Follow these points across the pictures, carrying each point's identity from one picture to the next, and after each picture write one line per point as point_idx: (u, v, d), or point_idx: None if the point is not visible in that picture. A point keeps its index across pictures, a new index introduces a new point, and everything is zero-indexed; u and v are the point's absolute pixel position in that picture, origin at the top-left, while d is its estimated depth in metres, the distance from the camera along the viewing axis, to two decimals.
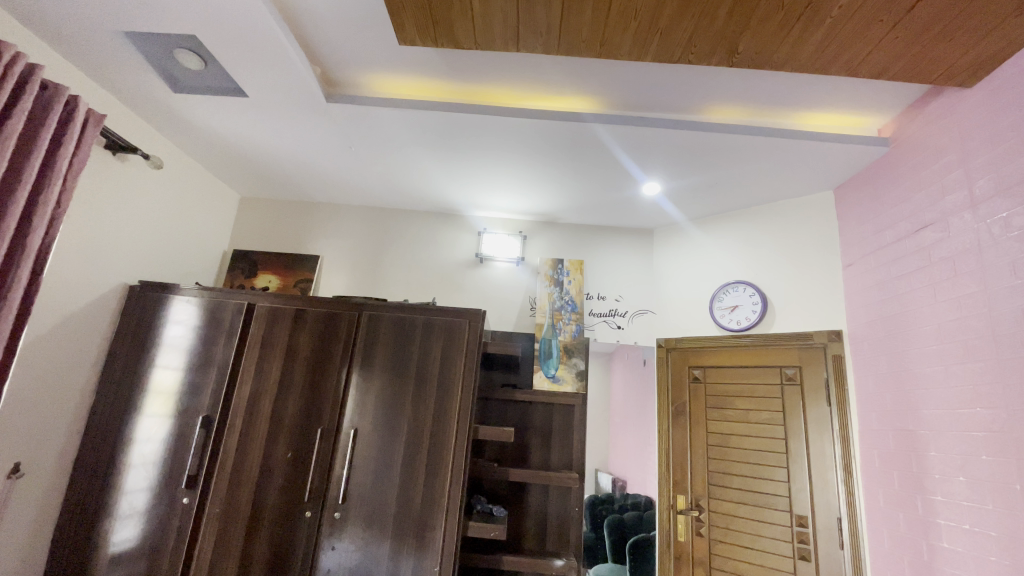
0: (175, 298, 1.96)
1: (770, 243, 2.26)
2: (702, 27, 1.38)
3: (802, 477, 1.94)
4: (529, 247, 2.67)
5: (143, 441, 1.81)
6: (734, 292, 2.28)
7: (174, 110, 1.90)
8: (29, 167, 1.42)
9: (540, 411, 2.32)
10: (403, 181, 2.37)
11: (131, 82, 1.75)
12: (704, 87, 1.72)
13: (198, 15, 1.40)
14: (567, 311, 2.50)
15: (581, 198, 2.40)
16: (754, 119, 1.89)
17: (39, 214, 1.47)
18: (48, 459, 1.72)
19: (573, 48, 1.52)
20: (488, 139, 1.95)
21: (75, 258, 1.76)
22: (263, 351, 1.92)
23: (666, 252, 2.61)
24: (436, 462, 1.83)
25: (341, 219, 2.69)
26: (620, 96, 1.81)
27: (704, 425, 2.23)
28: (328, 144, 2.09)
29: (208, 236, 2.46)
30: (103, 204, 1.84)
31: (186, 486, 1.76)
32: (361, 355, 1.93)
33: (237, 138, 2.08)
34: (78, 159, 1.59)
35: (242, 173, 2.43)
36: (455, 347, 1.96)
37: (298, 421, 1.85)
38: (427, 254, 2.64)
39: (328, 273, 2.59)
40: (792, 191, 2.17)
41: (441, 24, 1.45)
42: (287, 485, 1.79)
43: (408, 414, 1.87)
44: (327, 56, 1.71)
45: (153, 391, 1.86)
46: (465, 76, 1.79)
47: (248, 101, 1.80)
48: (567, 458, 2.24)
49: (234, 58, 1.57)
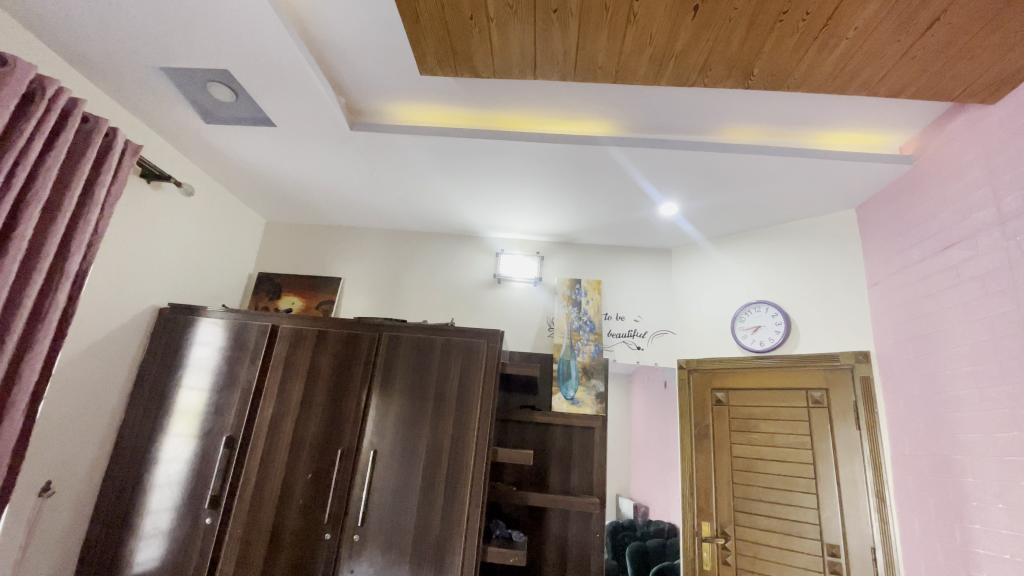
0: (202, 320, 2.02)
1: (791, 261, 2.22)
2: (717, 50, 1.40)
3: (833, 503, 1.87)
4: (547, 268, 2.68)
5: (169, 460, 1.84)
6: (756, 312, 2.24)
7: (205, 140, 1.99)
8: (70, 195, 1.50)
9: (559, 434, 2.29)
10: (423, 204, 2.42)
11: (167, 114, 1.84)
12: (721, 108, 1.73)
13: (229, 51, 1.48)
14: (586, 331, 2.49)
15: (599, 218, 2.41)
16: (772, 140, 1.89)
17: (78, 241, 1.54)
18: (77, 478, 1.76)
19: (590, 75, 1.56)
20: (505, 163, 1.99)
21: (109, 283, 1.83)
22: (286, 372, 1.95)
23: (686, 272, 2.59)
24: (455, 485, 1.81)
25: (362, 242, 2.75)
26: (635, 118, 1.83)
27: (728, 449, 2.17)
28: (351, 170, 2.14)
29: (234, 260, 2.53)
30: (137, 230, 1.92)
31: (209, 506, 1.77)
32: (380, 376, 1.95)
33: (264, 166, 2.16)
34: (115, 188, 1.67)
35: (268, 199, 2.51)
36: (473, 368, 1.96)
37: (318, 442, 1.87)
38: (445, 275, 2.67)
39: (349, 294, 2.64)
40: (812, 210, 2.15)
41: (461, 55, 1.50)
42: (307, 506, 1.80)
43: (427, 435, 1.87)
44: (351, 87, 1.77)
45: (179, 411, 1.90)
46: (484, 103, 1.83)
47: (275, 130, 1.88)
48: (587, 482, 2.20)
49: (264, 89, 1.64)
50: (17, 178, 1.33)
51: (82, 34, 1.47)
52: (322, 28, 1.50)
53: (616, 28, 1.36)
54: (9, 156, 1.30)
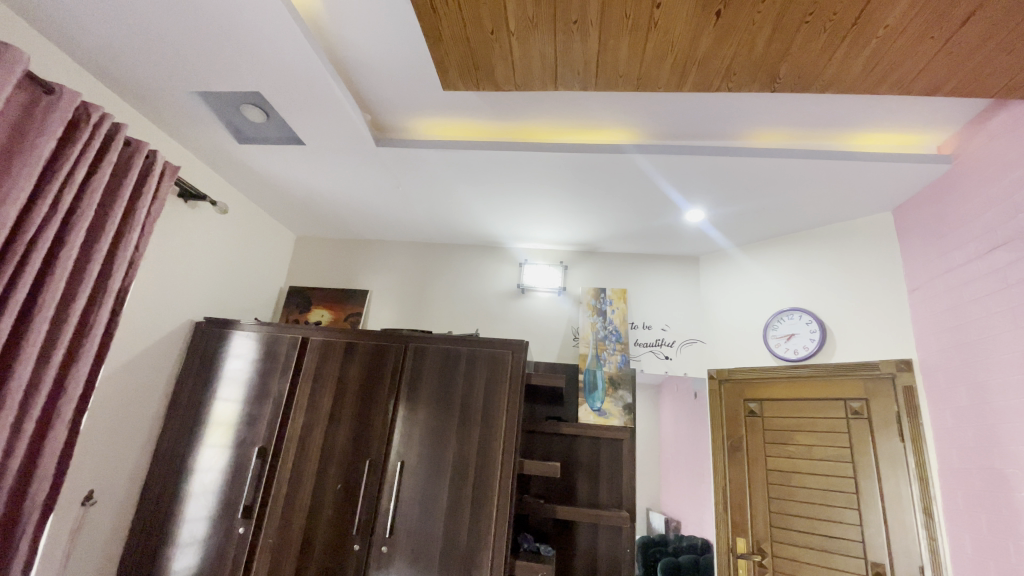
0: (236, 333, 2.08)
1: (825, 266, 2.16)
2: (741, 54, 1.38)
3: (876, 519, 1.78)
4: (571, 277, 2.67)
5: (205, 470, 1.89)
6: (789, 320, 2.17)
7: (239, 160, 2.07)
8: (114, 215, 1.58)
9: (586, 446, 2.26)
10: (448, 217, 2.45)
11: (203, 136, 1.92)
12: (746, 113, 1.71)
13: (260, 74, 1.54)
14: (612, 340, 2.46)
15: (623, 226, 2.39)
16: (800, 143, 1.84)
17: (120, 259, 1.61)
18: (118, 488, 1.82)
19: (611, 84, 1.56)
20: (528, 174, 2.00)
21: (149, 298, 1.90)
22: (316, 384, 1.99)
23: (714, 279, 2.54)
24: (482, 498, 1.80)
25: (388, 255, 2.79)
26: (658, 125, 1.81)
27: (764, 462, 2.10)
28: (377, 185, 2.19)
29: (266, 274, 2.61)
30: (175, 248, 2.00)
31: (242, 516, 1.81)
32: (407, 387, 1.97)
33: (294, 182, 2.23)
34: (155, 208, 1.75)
35: (298, 216, 2.59)
36: (498, 379, 1.95)
37: (347, 453, 1.89)
38: (470, 286, 2.69)
39: (377, 306, 2.68)
40: (845, 213, 2.09)
41: (483, 69, 1.53)
42: (337, 516, 1.82)
43: (453, 446, 1.87)
44: (376, 104, 1.82)
45: (214, 422, 1.95)
46: (506, 115, 1.85)
47: (304, 148, 1.93)
48: (616, 495, 2.16)
49: (293, 109, 1.70)
50: (65, 199, 1.41)
51: (125, 63, 1.55)
52: (347, 48, 1.55)
53: (637, 37, 1.35)
54: (58, 179, 1.38)
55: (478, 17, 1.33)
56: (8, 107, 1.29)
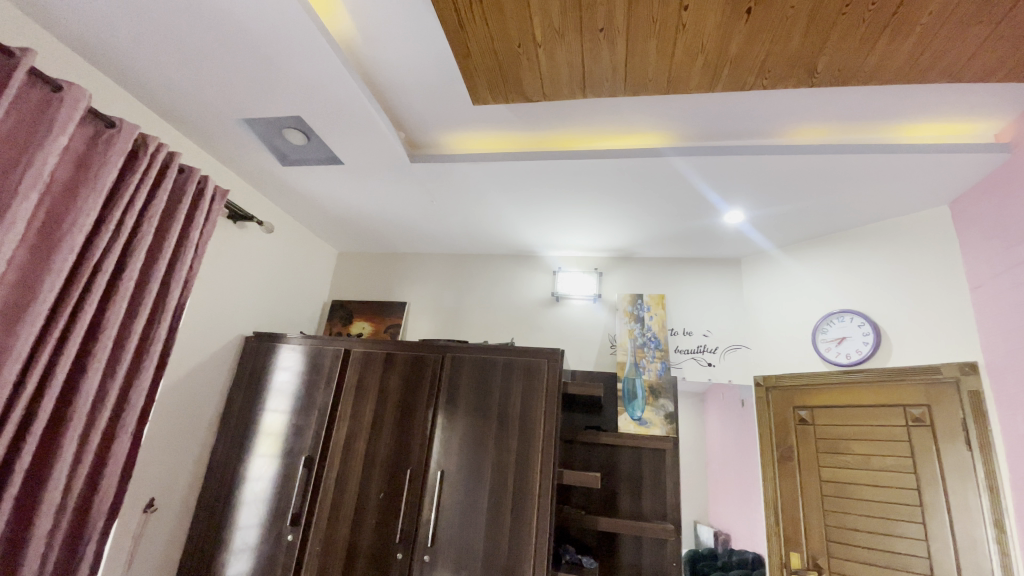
0: (283, 346, 2.17)
1: (876, 264, 2.05)
2: (775, 50, 1.34)
3: (943, 534, 1.66)
4: (607, 284, 2.64)
5: (255, 479, 1.97)
6: (840, 322, 2.07)
7: (282, 181, 2.17)
8: (170, 238, 1.69)
9: (627, 455, 2.22)
10: (482, 227, 2.48)
11: (250, 159, 2.03)
12: (783, 110, 1.65)
13: (298, 98, 1.62)
14: (651, 347, 2.42)
15: (659, 230, 2.35)
16: (842, 138, 1.77)
17: (176, 279, 1.72)
18: (177, 494, 1.93)
19: (641, 88, 1.55)
20: (560, 182, 2.00)
21: (203, 315, 2.01)
22: (358, 395, 2.05)
23: (757, 281, 2.46)
24: (521, 508, 1.79)
25: (425, 267, 2.86)
26: (692, 126, 1.79)
27: (817, 473, 2.00)
28: (413, 199, 2.25)
29: (310, 289, 2.72)
30: (226, 266, 2.11)
31: (290, 524, 1.87)
32: (445, 397, 1.99)
33: (334, 201, 2.32)
34: (207, 230, 1.86)
35: (339, 232, 2.69)
36: (535, 387, 1.95)
37: (388, 462, 1.93)
38: (505, 295, 2.70)
39: (415, 318, 2.74)
40: (896, 209, 1.98)
41: (511, 81, 1.55)
42: (380, 524, 1.85)
43: (492, 455, 1.88)
44: (409, 121, 1.88)
45: (264, 432, 2.04)
46: (534, 125, 1.87)
47: (343, 167, 2.01)
48: (660, 507, 2.11)
49: (330, 130, 1.77)
50: (126, 225, 1.52)
51: (178, 96, 1.67)
52: (379, 68, 1.61)
53: (665, 40, 1.34)
54: (119, 207, 1.50)
55: (504, 30, 1.36)
56: (75, 141, 1.42)
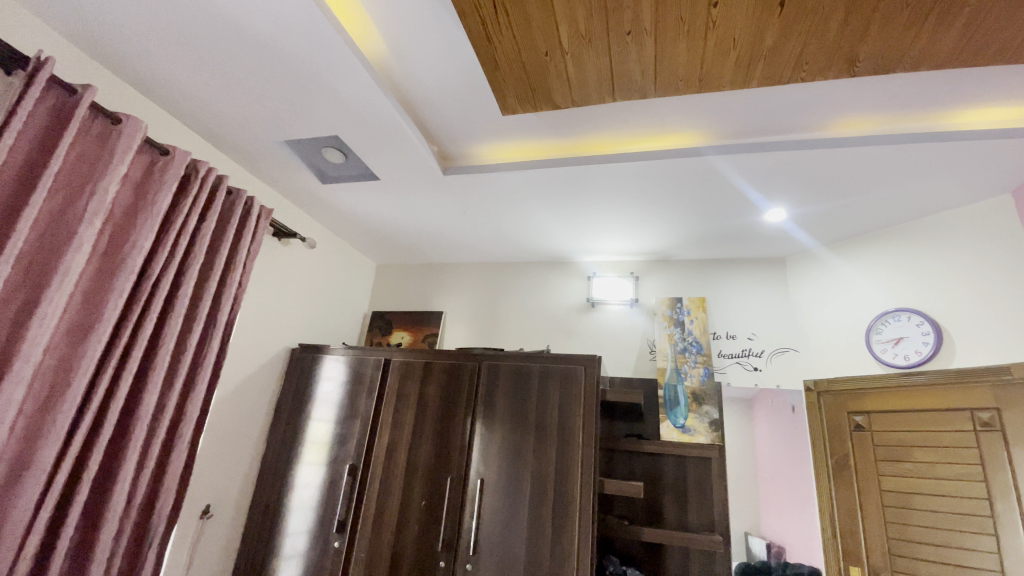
0: (327, 357, 2.25)
1: (933, 259, 1.93)
2: (813, 41, 1.30)
3: (1018, 547, 1.53)
4: (644, 288, 2.60)
5: (303, 486, 2.04)
6: (896, 322, 1.95)
7: (323, 198, 2.26)
8: (219, 257, 1.79)
9: (671, 464, 2.16)
10: (515, 235, 2.49)
11: (292, 179, 2.12)
12: (823, 102, 1.59)
13: (335, 117, 1.68)
14: (693, 353, 2.35)
15: (696, 232, 2.30)
16: (888, 128, 1.69)
17: (226, 295, 1.81)
18: (230, 501, 2.01)
19: (672, 89, 1.53)
20: (592, 186, 1.99)
21: (252, 329, 2.11)
22: (398, 403, 2.09)
23: (802, 281, 2.36)
24: (562, 517, 1.77)
25: (461, 276, 2.89)
26: (726, 123, 1.75)
27: (876, 482, 1.88)
28: (447, 210, 2.29)
29: (351, 301, 2.80)
30: (272, 281, 2.21)
31: (337, 530, 1.92)
32: (483, 405, 2.00)
33: (371, 215, 2.39)
34: (254, 248, 1.95)
35: (378, 245, 2.76)
36: (573, 395, 1.93)
37: (429, 470, 1.95)
38: (541, 302, 2.70)
39: (452, 327, 2.77)
40: (953, 200, 1.86)
41: (539, 89, 1.56)
42: (423, 532, 1.87)
43: (531, 464, 1.87)
44: (441, 135, 1.92)
45: (311, 441, 2.10)
46: (564, 131, 1.87)
47: (379, 183, 2.08)
48: (707, 519, 2.04)
49: (366, 147, 1.84)
50: (180, 245, 1.62)
51: (226, 122, 1.77)
52: (411, 85, 1.66)
53: (694, 38, 1.32)
54: (174, 230, 1.60)
55: (532, 40, 1.37)
56: (134, 169, 1.53)
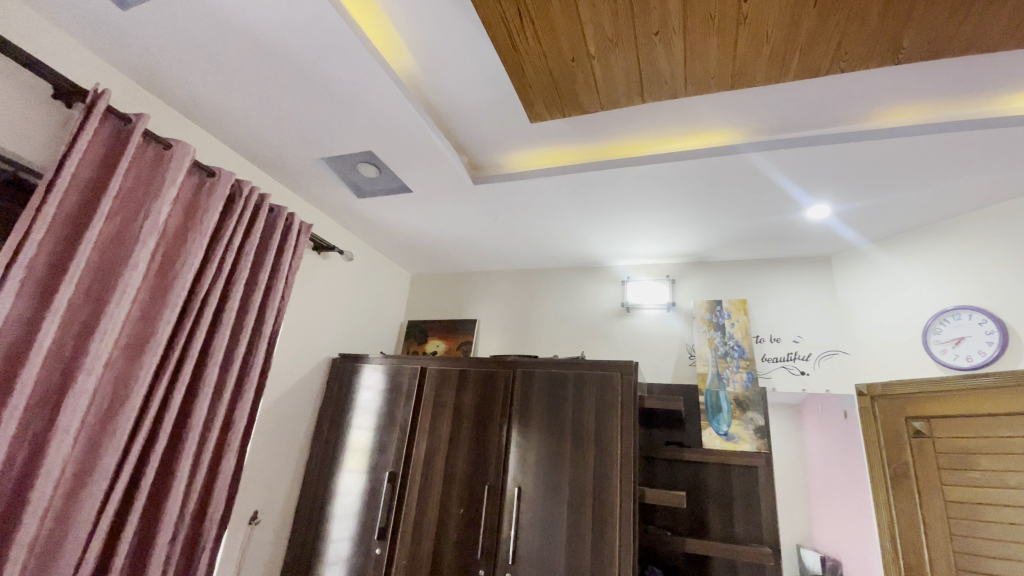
0: (366, 366, 2.30)
1: (995, 252, 1.79)
2: (851, 31, 1.25)
3: None
4: (680, 291, 2.54)
5: (345, 493, 2.08)
6: (956, 321, 1.83)
7: (358, 211, 2.32)
8: (263, 271, 1.87)
9: (714, 473, 2.09)
10: (548, 242, 2.49)
11: (329, 194, 2.19)
12: (864, 93, 1.53)
13: (368, 134, 1.74)
14: (735, 357, 2.27)
15: (734, 232, 2.23)
16: (938, 116, 1.60)
17: (270, 308, 1.89)
18: (277, 507, 2.08)
19: (703, 88, 1.50)
20: (623, 190, 1.97)
21: (294, 339, 2.18)
22: (435, 411, 2.11)
23: (850, 280, 2.25)
24: (602, 527, 1.74)
25: (494, 284, 2.91)
26: (762, 119, 1.70)
27: (940, 493, 1.76)
28: (479, 219, 2.31)
29: (388, 311, 2.86)
30: (312, 294, 2.28)
31: (378, 537, 1.95)
32: (519, 412, 2.00)
33: (406, 227, 2.44)
34: (295, 262, 2.03)
35: (413, 255, 2.81)
36: (609, 402, 1.90)
37: (467, 478, 1.96)
38: (575, 307, 2.68)
39: (487, 334, 2.79)
40: (1015, 189, 1.73)
41: (566, 95, 1.57)
42: (462, 540, 1.87)
43: (569, 472, 1.85)
44: (471, 145, 1.95)
45: (352, 448, 2.15)
46: (593, 135, 1.86)
47: (411, 195, 2.12)
48: (754, 530, 1.96)
49: (398, 161, 1.89)
50: (226, 261, 1.70)
51: (266, 143, 1.86)
52: (441, 98, 1.70)
53: (725, 35, 1.30)
54: (220, 247, 1.68)
55: (557, 47, 1.38)
56: (185, 192, 1.63)
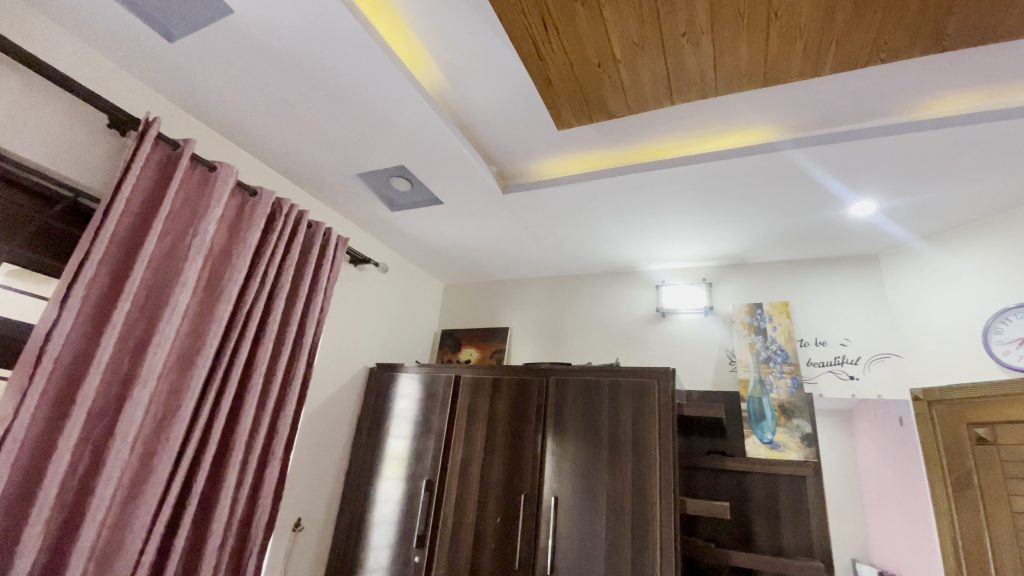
0: (402, 375, 2.34)
1: None
2: (889, 20, 1.20)
3: None
4: (717, 295, 2.47)
5: (384, 501, 2.12)
6: (1018, 319, 1.69)
7: (392, 224, 2.38)
8: (303, 284, 1.94)
9: (759, 483, 2.01)
10: (579, 248, 2.48)
11: (364, 209, 2.26)
12: (906, 84, 1.46)
13: (399, 149, 1.79)
14: (778, 361, 2.19)
15: (772, 232, 2.16)
16: (989, 104, 1.51)
17: (310, 320, 1.95)
18: (318, 514, 2.13)
19: (734, 86, 1.46)
20: (655, 194, 1.95)
21: (333, 350, 2.24)
22: (470, 419, 2.12)
23: (899, 278, 2.14)
24: (642, 537, 1.70)
25: (526, 292, 2.92)
26: (797, 115, 1.65)
27: (1006, 504, 1.61)
28: (509, 228, 2.33)
29: (422, 321, 2.91)
30: (349, 305, 2.34)
31: (416, 545, 1.97)
32: (553, 420, 1.99)
33: (437, 238, 2.48)
34: (333, 275, 2.09)
35: (445, 265, 2.86)
36: (646, 409, 1.86)
37: (503, 487, 1.96)
38: (608, 313, 2.65)
39: (520, 342, 2.79)
40: None
41: (593, 100, 1.56)
42: (499, 549, 1.87)
43: (606, 481, 1.82)
44: (500, 155, 1.97)
45: (390, 456, 2.19)
46: (621, 139, 1.85)
47: (442, 207, 2.16)
48: (805, 542, 1.88)
49: (428, 174, 1.92)
50: (268, 276, 1.77)
51: (302, 161, 1.93)
52: (468, 109, 1.73)
53: (755, 32, 1.27)
54: (263, 262, 1.76)
55: (583, 54, 1.38)
56: (229, 211, 1.71)
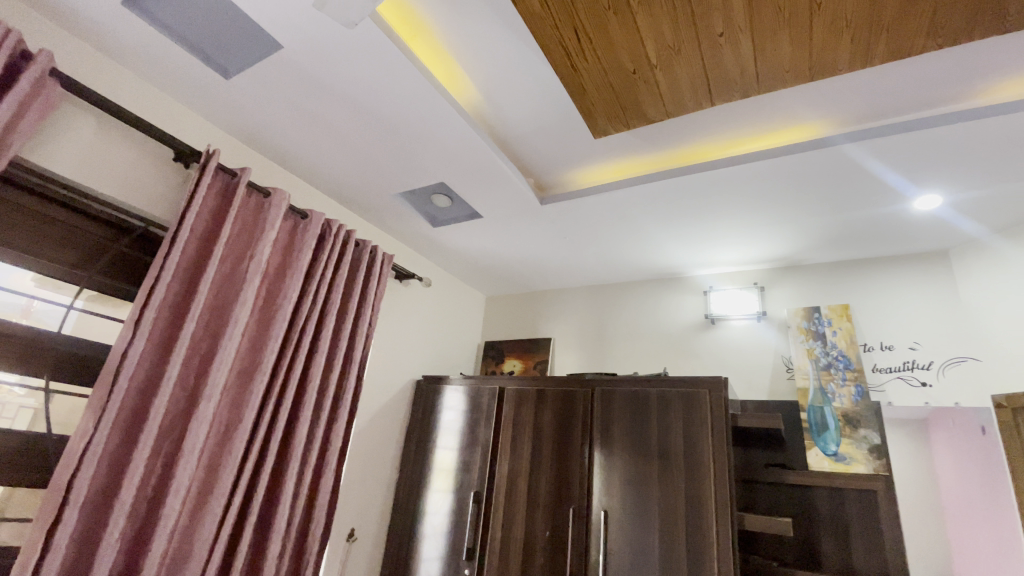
0: (447, 388, 2.37)
1: None
2: (945, 3, 1.13)
3: None
4: (770, 299, 2.37)
5: (434, 513, 2.14)
6: None
7: (433, 240, 2.44)
8: (352, 300, 2.01)
9: (825, 498, 1.91)
10: (621, 256, 2.45)
11: (407, 226, 2.33)
12: (968, 68, 1.37)
13: (438, 166, 1.83)
14: (840, 368, 2.06)
15: (827, 232, 2.06)
16: None
17: (359, 334, 2.02)
18: (371, 525, 2.17)
19: (777, 82, 1.41)
20: (699, 198, 1.90)
21: (381, 363, 2.30)
22: (516, 431, 2.12)
23: (973, 276, 1.98)
24: (698, 555, 1.63)
25: (568, 301, 2.90)
26: (848, 108, 1.57)
27: None
28: (548, 238, 2.33)
29: (465, 333, 2.95)
30: (396, 320, 2.41)
31: (466, 558, 1.98)
32: (600, 432, 1.95)
33: (478, 251, 2.52)
34: (380, 290, 2.16)
35: (486, 278, 2.89)
36: (697, 420, 1.80)
37: (551, 500, 1.94)
38: (654, 321, 2.60)
39: (563, 352, 2.78)
40: None
41: (629, 106, 1.55)
42: (550, 563, 1.85)
43: (658, 495, 1.76)
44: (537, 166, 1.98)
45: (438, 468, 2.22)
46: (660, 143, 1.82)
47: (481, 220, 2.20)
48: (879, 564, 1.77)
49: (466, 189, 1.96)
50: (319, 294, 1.85)
51: (348, 183, 2.02)
52: (504, 123, 1.75)
53: (796, 26, 1.22)
54: (313, 281, 1.84)
55: (616, 61, 1.38)
56: (282, 233, 1.81)
